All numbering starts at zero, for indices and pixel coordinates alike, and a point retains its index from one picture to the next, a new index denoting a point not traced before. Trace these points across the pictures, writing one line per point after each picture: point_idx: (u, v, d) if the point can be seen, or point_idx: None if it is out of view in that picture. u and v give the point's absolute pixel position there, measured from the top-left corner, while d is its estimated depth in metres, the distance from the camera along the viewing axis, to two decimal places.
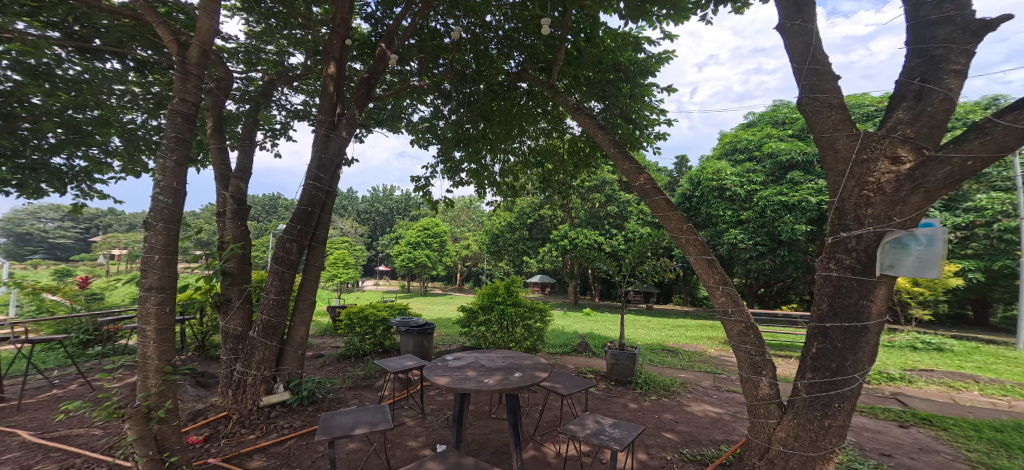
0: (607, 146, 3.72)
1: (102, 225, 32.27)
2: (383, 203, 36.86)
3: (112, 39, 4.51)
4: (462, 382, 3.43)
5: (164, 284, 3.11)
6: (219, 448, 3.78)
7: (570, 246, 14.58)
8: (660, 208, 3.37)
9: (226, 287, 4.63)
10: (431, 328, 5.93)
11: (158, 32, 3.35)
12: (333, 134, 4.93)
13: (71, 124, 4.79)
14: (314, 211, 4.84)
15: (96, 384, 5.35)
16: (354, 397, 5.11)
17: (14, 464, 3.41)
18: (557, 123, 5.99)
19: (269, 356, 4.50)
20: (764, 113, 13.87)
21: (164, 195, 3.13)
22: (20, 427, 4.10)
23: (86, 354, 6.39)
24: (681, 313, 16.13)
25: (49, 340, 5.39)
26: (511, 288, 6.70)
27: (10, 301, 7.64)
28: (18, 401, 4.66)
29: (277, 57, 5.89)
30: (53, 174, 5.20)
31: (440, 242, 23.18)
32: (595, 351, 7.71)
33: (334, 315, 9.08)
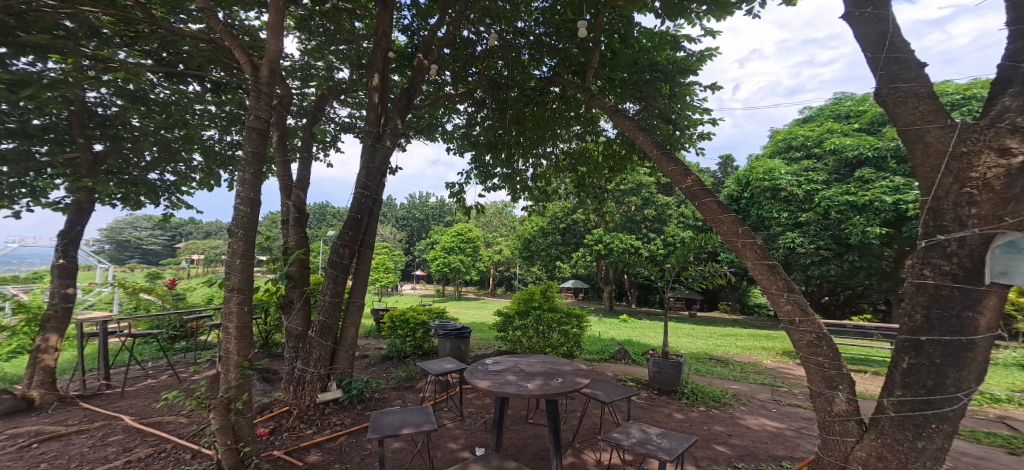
0: (649, 148, 3.59)
1: (181, 233, 35.83)
2: (420, 210, 37.89)
3: (194, 63, 5.01)
4: (502, 386, 3.44)
5: (244, 286, 3.38)
6: (282, 441, 4.04)
7: (607, 251, 14.19)
8: (711, 211, 3.17)
9: (289, 290, 4.88)
10: (468, 332, 6.02)
11: (235, 54, 3.66)
12: (379, 144, 5.19)
13: (163, 143, 5.37)
14: (362, 218, 5.08)
15: (183, 376, 5.91)
16: (397, 397, 5.28)
17: (118, 446, 3.83)
18: (585, 125, 5.94)
19: (325, 355, 4.75)
20: (823, 107, 12.89)
21: (244, 205, 3.42)
22: (124, 412, 4.61)
23: (174, 348, 7.11)
24: (730, 321, 15.26)
25: (147, 335, 6.03)
26: (547, 293, 6.67)
27: (114, 300, 8.66)
28: (121, 389, 5.23)
29: (326, 73, 6.30)
30: (149, 187, 5.82)
31: (474, 247, 23.39)
32: (634, 359, 7.49)
33: (377, 318, 9.42)
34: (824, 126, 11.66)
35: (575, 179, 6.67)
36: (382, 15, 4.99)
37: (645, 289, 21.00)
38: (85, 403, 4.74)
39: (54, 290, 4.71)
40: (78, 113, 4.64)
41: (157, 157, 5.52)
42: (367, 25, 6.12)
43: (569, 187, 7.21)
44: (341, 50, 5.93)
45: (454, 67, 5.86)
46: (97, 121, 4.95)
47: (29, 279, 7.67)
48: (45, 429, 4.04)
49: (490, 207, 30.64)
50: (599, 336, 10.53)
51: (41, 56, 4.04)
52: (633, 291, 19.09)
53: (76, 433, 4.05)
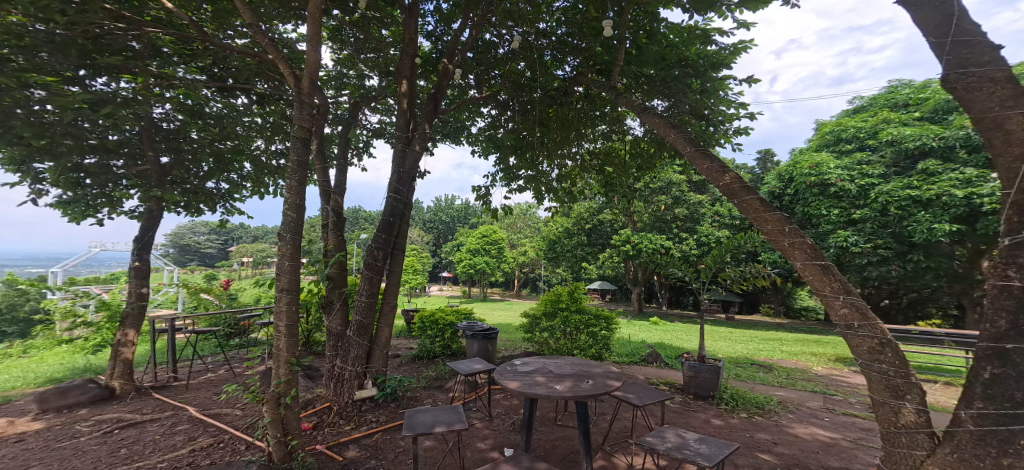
0: (681, 146, 3.49)
1: (231, 237, 38.10)
2: (446, 213, 38.36)
3: (242, 77, 5.30)
4: (532, 387, 3.43)
5: (292, 286, 3.56)
6: (323, 436, 4.21)
7: (636, 252, 13.83)
8: (753, 209, 3.01)
9: (329, 290, 5.14)
10: (495, 333, 6.04)
11: (280, 67, 3.86)
12: (409, 149, 5.36)
13: (218, 153, 5.74)
14: (395, 222, 5.24)
15: (238, 371, 6.28)
16: (429, 396, 5.37)
17: (184, 435, 4.12)
18: (611, 125, 5.84)
19: (362, 354, 4.91)
20: (876, 97, 12.05)
21: (290, 210, 3.60)
22: (189, 403, 4.96)
23: (230, 345, 7.58)
24: (773, 325, 14.56)
25: (205, 332, 6.45)
26: (574, 295, 6.51)
27: (178, 300, 9.35)
28: (186, 382, 5.63)
29: (358, 81, 6.52)
30: (207, 194, 6.24)
31: (498, 249, 23.39)
32: (668, 362, 7.28)
33: (408, 318, 9.62)
34: (880, 116, 10.95)
35: (600, 179, 6.55)
36: (408, 22, 5.10)
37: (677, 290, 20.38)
38: (157, 394, 5.15)
39: (132, 290, 5.14)
40: (146, 129, 5.04)
41: (213, 167, 5.91)
42: (393, 33, 6.26)
43: (595, 187, 7.10)
44: (369, 58, 6.11)
45: (477, 71, 5.81)
46: (162, 135, 5.38)
47: (109, 279, 8.41)
48: (124, 416, 4.42)
49: (517, 208, 30.65)
50: (629, 338, 10.29)
51: (112, 76, 4.40)
52: (665, 293, 18.56)
53: (150, 421, 4.40)
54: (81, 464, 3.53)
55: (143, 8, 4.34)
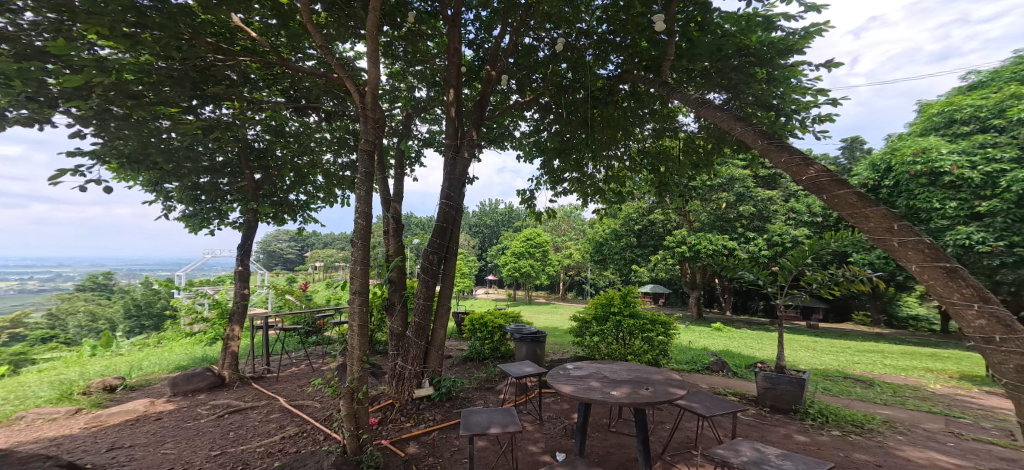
0: (750, 140, 3.13)
1: (304, 242, 41.21)
2: (489, 217, 38.63)
3: (313, 96, 5.65)
4: (587, 392, 3.35)
5: (364, 289, 3.80)
6: (387, 432, 4.44)
7: (695, 254, 13.11)
8: (849, 206, 2.59)
9: (391, 292, 5.36)
10: (543, 336, 5.99)
11: (347, 86, 4.15)
12: (458, 156, 5.48)
13: (297, 169, 6.29)
14: (448, 227, 5.39)
15: (318, 367, 6.78)
16: (480, 397, 5.44)
17: (275, 423, 4.52)
18: (664, 123, 5.46)
19: (420, 353, 5.09)
20: (999, 69, 10.35)
21: (361, 218, 3.92)
22: (281, 393, 5.44)
23: (309, 342, 8.19)
24: (859, 335, 13.18)
25: (289, 329, 7.04)
26: (627, 298, 6.19)
27: (267, 300, 10.33)
28: (278, 373, 6.20)
29: (408, 93, 6.81)
30: (290, 205, 6.79)
31: (543, 252, 23.21)
32: (736, 372, 6.84)
33: (458, 320, 9.77)
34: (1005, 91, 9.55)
35: (647, 177, 6.24)
36: (451, 32, 5.22)
37: (742, 295, 19.03)
38: (253, 384, 5.70)
39: (238, 291, 5.74)
40: (243, 149, 5.71)
41: (294, 181, 6.49)
42: (437, 43, 6.44)
43: (647, 186, 6.74)
44: (417, 70, 6.39)
45: (518, 75, 5.54)
46: (255, 154, 6.02)
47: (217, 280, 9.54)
48: (233, 403, 4.96)
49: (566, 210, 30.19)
50: (688, 345, 9.73)
51: (217, 104, 4.96)
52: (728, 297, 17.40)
53: (252, 408, 4.88)
54: (201, 443, 3.98)
55: (233, 38, 4.91)
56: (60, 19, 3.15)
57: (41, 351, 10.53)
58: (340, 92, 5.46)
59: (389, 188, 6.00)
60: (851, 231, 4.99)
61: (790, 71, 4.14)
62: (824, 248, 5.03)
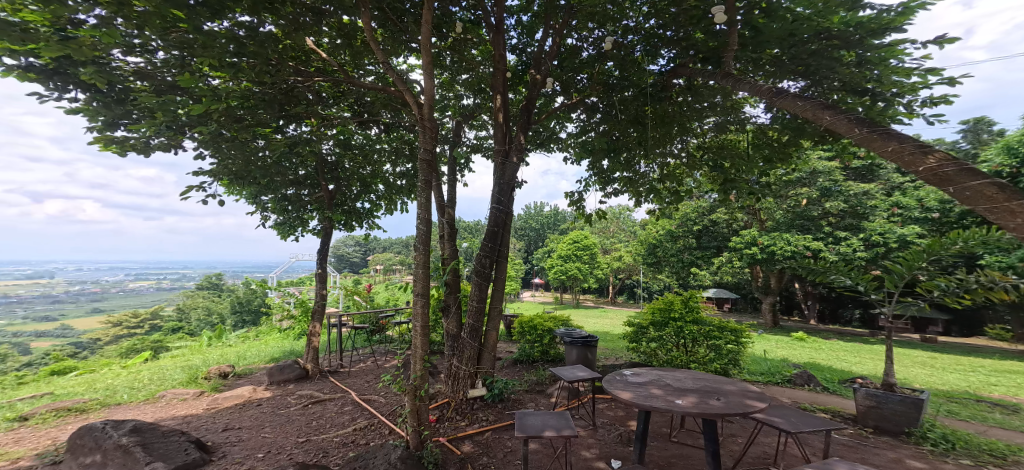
0: (844, 130, 2.63)
1: (363, 246, 43.47)
2: (534, 219, 38.62)
3: (374, 108, 5.91)
4: (648, 400, 3.17)
5: (426, 290, 4.00)
6: (443, 429, 4.63)
7: (766, 256, 12.21)
8: (986, 199, 1.99)
9: (446, 294, 5.52)
10: (595, 340, 5.55)
11: (406, 97, 4.44)
12: (507, 161, 5.54)
13: (363, 177, 6.80)
14: (499, 231, 5.50)
15: (382, 364, 7.16)
16: (531, 400, 5.46)
17: (348, 415, 4.86)
18: (727, 114, 5.00)
19: (474, 354, 5.23)
20: None
21: (422, 223, 4.14)
22: (353, 387, 5.85)
23: (374, 341, 8.69)
24: (974, 353, 11.50)
25: (353, 328, 7.49)
26: (689, 303, 5.88)
27: (338, 300, 11.12)
28: (350, 368, 6.68)
29: (456, 101, 7.05)
30: (356, 212, 7.22)
31: (590, 255, 22.79)
32: (827, 386, 6.38)
33: (508, 323, 9.83)
34: None
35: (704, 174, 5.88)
36: (496, 39, 5.36)
37: (831, 302, 17.32)
38: (330, 377, 6.18)
39: (318, 290, 6.25)
40: (318, 164, 6.27)
41: (359, 190, 6.95)
42: (482, 51, 6.67)
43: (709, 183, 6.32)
44: (464, 78, 6.66)
45: (562, 76, 5.48)
46: (328, 168, 6.48)
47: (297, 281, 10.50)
48: (315, 393, 5.43)
49: (616, 211, 29.34)
50: (762, 356, 9.12)
51: (299, 122, 5.48)
52: (813, 304, 16.21)
53: (330, 400, 5.30)
54: (291, 430, 4.39)
55: (308, 60, 5.39)
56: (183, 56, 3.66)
57: (151, 343, 12.05)
58: (396, 104, 5.81)
59: (443, 194, 6.21)
60: (986, 229, 4.33)
61: (886, 51, 3.62)
62: (948, 249, 4.51)
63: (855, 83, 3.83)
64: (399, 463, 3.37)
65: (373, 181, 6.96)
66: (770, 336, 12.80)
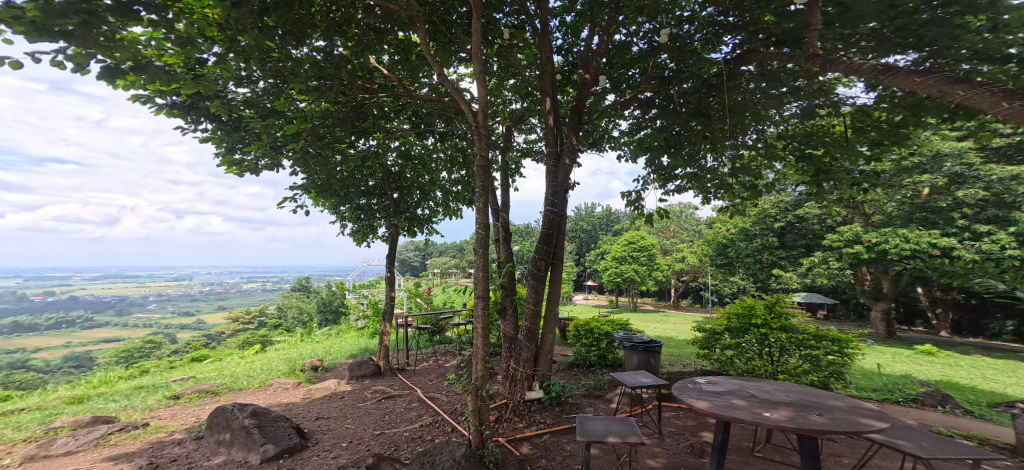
0: (987, 105, 2.30)
1: (422, 251, 45.20)
2: (587, 221, 38.09)
3: (431, 116, 6.12)
4: (728, 411, 2.88)
5: (484, 292, 4.14)
6: (501, 430, 4.71)
7: (876, 256, 10.55)
8: None
9: (503, 297, 5.64)
10: (658, 346, 5.40)
11: (461, 105, 4.61)
12: (560, 163, 5.56)
13: (422, 186, 7.10)
14: (554, 233, 5.51)
15: (444, 364, 7.43)
16: (589, 404, 5.38)
17: (413, 411, 5.13)
18: (815, 98, 4.21)
19: (531, 357, 5.28)
20: None
21: (480, 227, 4.30)
22: (418, 385, 6.14)
23: (435, 341, 9.03)
24: None
25: (417, 328, 7.86)
26: (776, 308, 5.21)
27: (402, 303, 11.72)
28: (415, 367, 7.02)
29: (502, 106, 7.25)
30: (417, 219, 7.55)
31: (648, 256, 22.09)
32: (974, 408, 5.40)
33: (562, 326, 9.78)
34: None
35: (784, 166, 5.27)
36: (541, 43, 5.40)
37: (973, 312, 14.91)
38: (399, 374, 6.59)
39: (388, 292, 6.65)
40: (383, 174, 6.73)
41: (418, 198, 7.25)
42: (528, 55, 6.75)
43: (794, 174, 5.62)
44: (511, 83, 6.80)
45: (612, 74, 5.40)
46: (392, 178, 6.91)
47: (366, 285, 11.22)
48: (387, 390, 5.81)
49: (677, 211, 28.00)
50: (875, 371, 8.01)
51: (367, 137, 5.87)
52: (946, 314, 14.50)
53: (398, 396, 5.62)
54: (368, 423, 4.72)
55: (371, 76, 5.74)
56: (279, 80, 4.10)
57: (250, 339, 13.56)
58: (451, 115, 6.01)
59: (497, 199, 6.37)
60: None
61: None
62: None
63: (992, 50, 3.05)
64: (463, 460, 3.48)
65: (429, 189, 7.22)
66: (882, 348, 11.30)
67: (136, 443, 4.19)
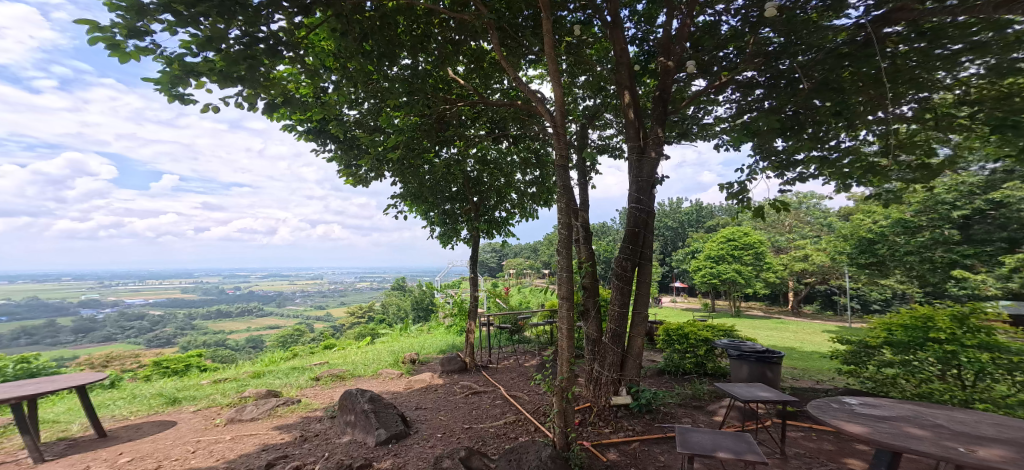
0: None
1: (504, 253, 45.90)
2: (673, 217, 36.19)
3: (502, 116, 6.08)
4: (900, 439, 2.32)
5: (569, 294, 4.02)
6: (586, 433, 4.55)
7: None
8: None
9: (585, 298, 5.41)
10: (777, 357, 4.83)
11: (538, 106, 4.52)
12: (644, 157, 5.23)
13: (500, 189, 7.16)
14: (640, 231, 5.21)
15: (527, 364, 7.41)
16: (686, 415, 5.01)
17: (497, 408, 5.17)
18: (1011, 51, 3.20)
19: (616, 361, 5.10)
20: None
21: (564, 228, 4.20)
22: (502, 383, 6.18)
23: (516, 341, 9.07)
24: None
25: (499, 328, 7.94)
26: (970, 320, 3.91)
27: (484, 303, 11.95)
28: (497, 366, 7.11)
29: (575, 104, 7.09)
30: (495, 221, 7.61)
31: (753, 255, 20.00)
32: None
33: (651, 329, 9.28)
34: None
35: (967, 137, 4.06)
36: (614, 35, 5.20)
37: None
38: (483, 371, 6.73)
39: (472, 292, 6.77)
40: (463, 181, 6.89)
41: (496, 200, 7.30)
42: (600, 50, 6.56)
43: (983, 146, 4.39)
44: (582, 79, 6.65)
45: (697, 58, 5.04)
46: (473, 182, 7.05)
47: (453, 285, 11.64)
48: (472, 385, 5.96)
49: (794, 203, 24.34)
50: None
51: (448, 144, 6.07)
52: None
53: (482, 392, 5.71)
54: (456, 417, 4.84)
55: (450, 86, 5.90)
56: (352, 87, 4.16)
57: (360, 334, 14.92)
58: (523, 118, 6.02)
59: (576, 198, 6.19)
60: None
61: None
62: None
63: None
64: (549, 460, 3.39)
65: (504, 190, 7.21)
66: None
67: (292, 416, 4.83)
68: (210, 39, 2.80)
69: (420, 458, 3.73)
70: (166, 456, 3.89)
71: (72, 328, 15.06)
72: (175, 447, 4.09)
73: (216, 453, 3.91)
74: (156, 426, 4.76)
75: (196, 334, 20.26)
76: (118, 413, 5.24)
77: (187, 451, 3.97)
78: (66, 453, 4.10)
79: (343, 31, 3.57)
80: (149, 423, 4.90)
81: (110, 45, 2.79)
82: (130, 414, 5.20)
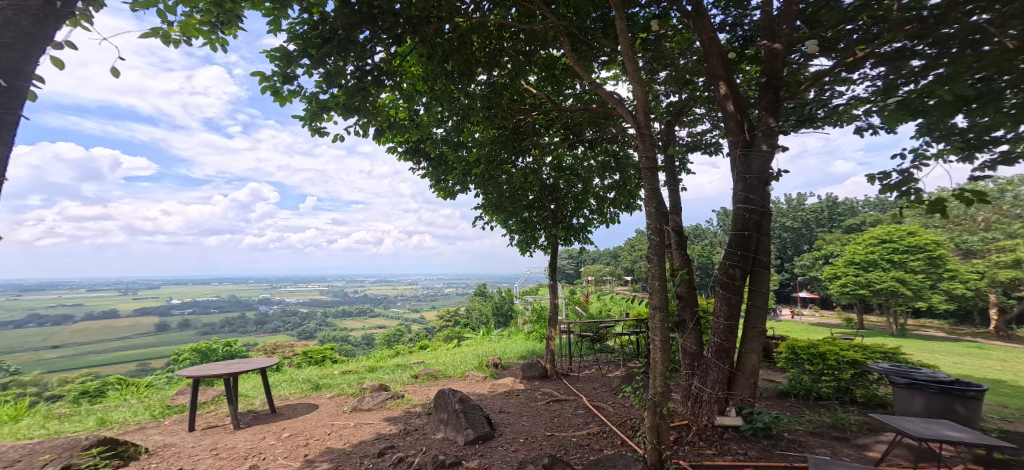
0: None
1: (597, 258, 45.13)
2: (792, 217, 32.40)
3: (581, 119, 6.01)
4: None
5: (661, 304, 3.74)
6: (685, 453, 4.13)
7: None
8: None
9: (681, 308, 5.21)
10: (973, 392, 3.82)
11: (617, 109, 4.37)
12: (752, 151, 4.64)
13: (583, 195, 7.08)
14: (750, 233, 4.62)
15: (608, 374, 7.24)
16: (822, 445, 4.26)
17: (578, 418, 5.07)
18: None
19: (722, 378, 4.62)
20: None
21: (654, 235, 3.98)
22: (582, 392, 6.08)
23: (598, 350, 8.87)
24: None
25: (584, 335, 7.82)
26: None
27: (565, 311, 11.82)
28: (575, 374, 7.06)
29: (658, 101, 6.79)
30: (572, 228, 7.48)
31: (927, 259, 16.63)
32: None
33: (767, 346, 8.36)
34: None
35: None
36: (698, 25, 4.86)
37: None
38: (564, 379, 6.67)
39: (551, 298, 6.76)
40: (539, 188, 6.89)
41: (574, 207, 7.19)
42: (686, 42, 6.23)
43: None
44: (663, 75, 6.34)
45: (814, 37, 4.52)
46: (547, 189, 7.05)
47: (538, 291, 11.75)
48: (555, 393, 5.93)
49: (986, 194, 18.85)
50: None
51: (524, 154, 6.25)
52: None
53: (565, 401, 5.68)
54: (539, 422, 4.89)
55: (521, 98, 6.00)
56: (427, 104, 4.53)
57: (453, 336, 15.82)
58: (597, 124, 5.96)
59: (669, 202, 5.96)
60: None
61: None
62: None
63: None
64: None
65: (581, 197, 7.08)
66: None
67: (398, 409, 5.28)
68: (332, 75, 3.28)
69: (505, 460, 3.80)
70: (312, 435, 4.45)
71: (243, 324, 18.54)
72: (319, 427, 4.71)
73: (343, 436, 4.42)
74: (306, 407, 5.53)
75: (329, 330, 23.33)
76: (283, 393, 6.26)
77: (325, 433, 4.54)
78: (251, 423, 4.94)
79: (428, 54, 3.88)
80: (301, 404, 5.71)
81: (273, 90, 3.44)
82: (290, 395, 6.16)
